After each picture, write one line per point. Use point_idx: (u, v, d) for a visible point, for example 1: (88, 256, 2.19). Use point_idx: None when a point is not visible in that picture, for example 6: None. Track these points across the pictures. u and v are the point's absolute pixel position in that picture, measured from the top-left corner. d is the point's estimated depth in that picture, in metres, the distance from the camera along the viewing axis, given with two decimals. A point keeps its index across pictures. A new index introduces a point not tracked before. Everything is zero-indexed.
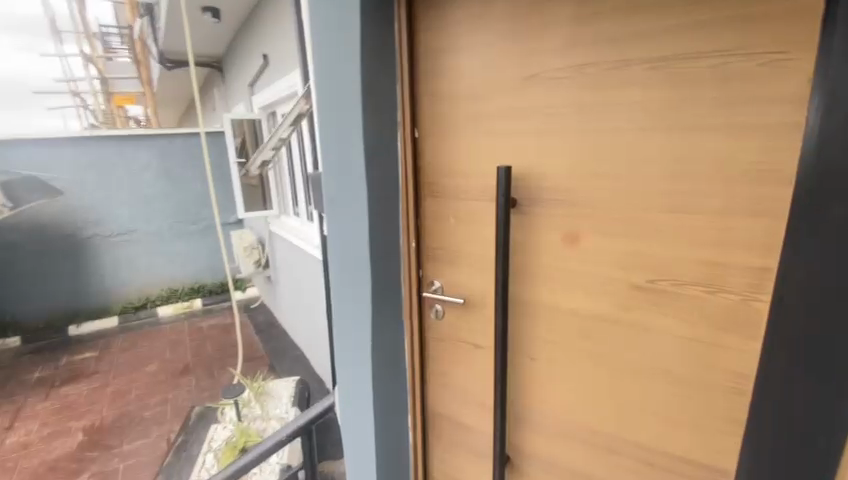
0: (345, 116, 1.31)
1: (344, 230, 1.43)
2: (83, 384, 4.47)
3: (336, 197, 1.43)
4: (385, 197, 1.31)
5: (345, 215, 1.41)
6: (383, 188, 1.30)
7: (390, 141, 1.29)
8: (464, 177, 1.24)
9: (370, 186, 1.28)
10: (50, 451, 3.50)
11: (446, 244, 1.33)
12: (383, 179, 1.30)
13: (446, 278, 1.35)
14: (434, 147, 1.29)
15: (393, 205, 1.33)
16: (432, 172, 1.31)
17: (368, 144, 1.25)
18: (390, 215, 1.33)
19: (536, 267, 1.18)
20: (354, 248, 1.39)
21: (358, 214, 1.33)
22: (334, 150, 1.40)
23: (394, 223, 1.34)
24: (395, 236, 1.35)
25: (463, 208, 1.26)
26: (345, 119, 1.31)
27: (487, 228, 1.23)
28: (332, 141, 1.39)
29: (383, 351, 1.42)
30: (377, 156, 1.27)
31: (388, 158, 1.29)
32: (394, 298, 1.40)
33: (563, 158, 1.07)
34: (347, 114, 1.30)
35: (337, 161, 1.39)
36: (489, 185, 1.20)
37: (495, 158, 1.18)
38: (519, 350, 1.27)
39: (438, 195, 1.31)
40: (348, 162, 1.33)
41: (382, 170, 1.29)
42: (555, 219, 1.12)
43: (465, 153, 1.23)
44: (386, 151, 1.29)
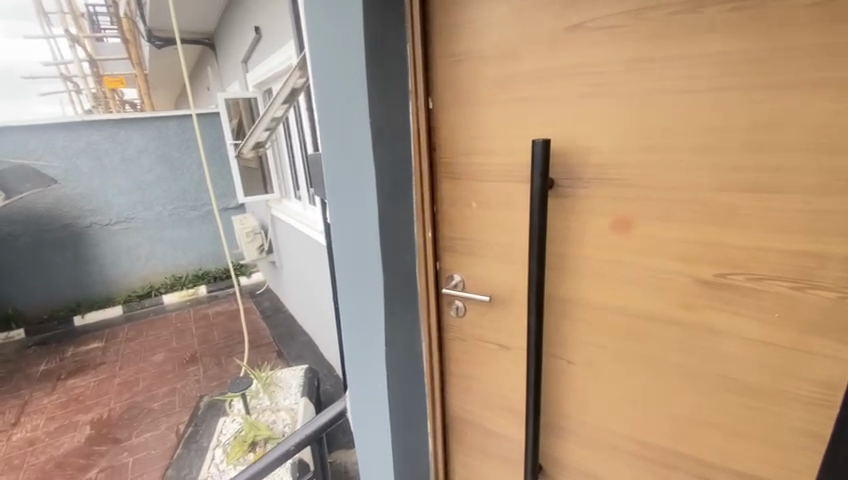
0: (346, 86, 1.10)
1: (349, 220, 1.24)
2: (90, 377, 4.43)
3: (340, 182, 1.24)
4: (396, 181, 1.12)
5: (349, 203, 1.22)
6: (395, 171, 1.12)
7: (401, 116, 1.11)
8: (487, 156, 1.06)
9: (379, 169, 1.07)
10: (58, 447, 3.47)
11: (466, 234, 1.15)
12: (394, 160, 1.11)
13: (467, 273, 1.18)
14: (451, 122, 1.10)
15: (407, 190, 1.16)
16: (448, 152, 1.13)
17: (375, 119, 1.05)
18: (403, 203, 1.16)
19: (575, 260, 1.01)
20: (362, 242, 1.20)
21: (365, 202, 1.13)
22: (335, 127, 1.20)
23: (407, 211, 1.18)
24: (408, 226, 1.19)
25: (486, 192, 1.08)
26: (345, 89, 1.10)
27: (517, 215, 1.04)
28: (333, 117, 1.20)
29: (399, 357, 1.26)
30: (385, 133, 1.07)
31: (399, 135, 1.11)
32: (410, 296, 1.24)
33: (610, 129, 0.89)
34: (348, 83, 1.09)
35: (339, 140, 1.20)
36: (520, 163, 1.01)
37: (523, 132, 0.99)
38: (554, 352, 1.11)
39: (456, 177, 1.13)
40: (352, 141, 1.13)
41: (392, 149, 1.10)
42: (600, 203, 0.94)
43: (488, 127, 1.04)
44: (396, 127, 1.10)
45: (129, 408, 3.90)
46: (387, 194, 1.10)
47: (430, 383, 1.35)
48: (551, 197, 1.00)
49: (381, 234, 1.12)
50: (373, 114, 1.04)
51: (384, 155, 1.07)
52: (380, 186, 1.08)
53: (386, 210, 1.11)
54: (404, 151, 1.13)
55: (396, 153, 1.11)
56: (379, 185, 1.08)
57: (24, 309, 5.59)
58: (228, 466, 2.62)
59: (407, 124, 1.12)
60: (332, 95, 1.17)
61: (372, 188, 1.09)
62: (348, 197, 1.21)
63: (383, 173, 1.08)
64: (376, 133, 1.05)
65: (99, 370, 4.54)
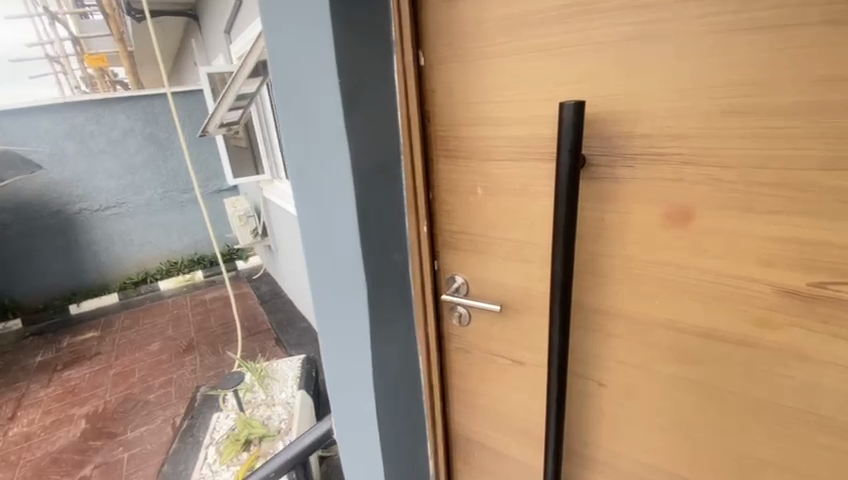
0: (298, 33, 0.76)
1: (315, 223, 0.93)
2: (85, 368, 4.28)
3: (298, 171, 0.90)
4: (380, 168, 0.85)
5: (314, 200, 0.90)
6: (379, 154, 0.84)
7: (382, 78, 0.82)
8: (495, 129, 0.81)
9: (357, 155, 0.79)
10: (51, 442, 3.33)
11: (470, 227, 0.92)
12: (377, 140, 0.83)
13: (473, 274, 0.96)
14: (448, 84, 0.84)
15: (394, 177, 0.89)
16: (445, 124, 0.87)
17: (348, 84, 0.75)
18: (390, 194, 0.89)
19: (613, 262, 0.78)
20: (337, 250, 0.91)
21: (339, 200, 0.84)
22: (285, 95, 0.85)
23: (396, 203, 0.92)
24: (397, 222, 0.93)
25: (495, 174, 0.84)
26: (298, 39, 0.77)
27: (537, 205, 0.81)
28: (280, 80, 0.85)
29: (390, 383, 1.03)
30: (361, 103, 0.78)
31: (381, 105, 0.83)
32: (401, 305, 1.00)
33: (665, 87, 0.65)
34: (301, 29, 0.75)
35: (292, 114, 0.86)
36: (540, 136, 0.76)
37: (543, 95, 0.74)
38: (581, 372, 0.90)
39: (456, 158, 0.88)
40: (312, 117, 0.81)
41: (374, 125, 0.82)
42: (651, 187, 0.71)
43: (496, 89, 0.79)
44: (377, 94, 0.81)
45: (125, 401, 3.76)
46: (369, 187, 0.83)
47: (428, 405, 1.13)
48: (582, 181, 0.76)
49: (364, 239, 0.85)
50: (343, 78, 0.74)
51: (363, 135, 0.79)
52: (360, 178, 0.80)
53: (370, 208, 0.84)
54: (389, 127, 0.86)
55: (378, 129, 0.83)
56: (358, 176, 0.80)
57: (18, 299, 5.40)
58: (221, 466, 2.48)
59: (390, 90, 0.84)
60: (278, 49, 0.82)
61: (348, 181, 0.81)
62: (312, 192, 0.90)
63: (363, 159, 0.80)
64: (349, 104, 0.76)
65: (95, 361, 4.39)
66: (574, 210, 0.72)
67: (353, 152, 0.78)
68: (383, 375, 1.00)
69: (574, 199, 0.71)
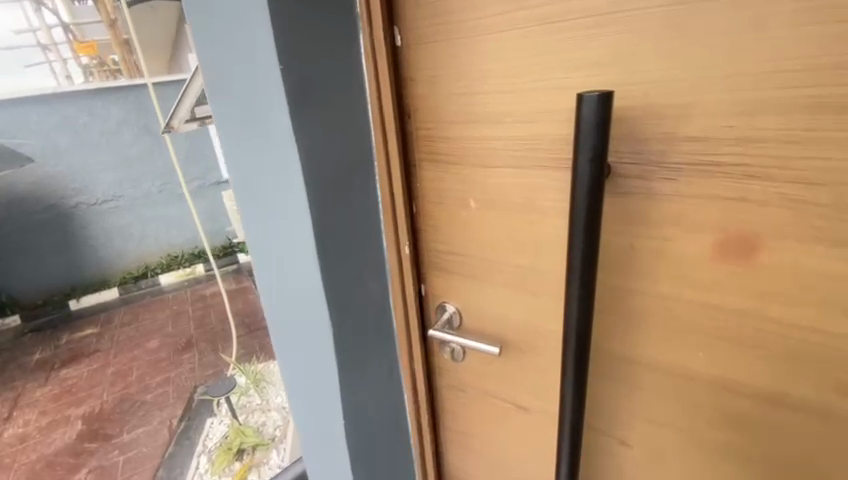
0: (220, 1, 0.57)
1: (268, 253, 0.73)
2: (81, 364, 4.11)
3: (241, 190, 0.70)
4: (344, 181, 0.67)
5: (263, 227, 0.70)
6: (343, 165, 0.66)
7: (345, 68, 0.63)
8: (491, 127, 0.63)
9: (311, 168, 0.61)
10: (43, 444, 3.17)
11: (463, 249, 0.74)
12: (341, 146, 0.65)
13: (467, 303, 0.78)
14: (432, 70, 0.65)
15: (365, 191, 0.72)
16: (428, 122, 0.68)
17: (293, 76, 0.56)
18: (360, 212, 0.72)
19: (645, 301, 0.60)
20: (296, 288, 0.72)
21: (292, 225, 0.66)
22: (218, 92, 0.64)
23: (368, 222, 0.74)
24: (371, 245, 0.76)
25: (493, 184, 0.66)
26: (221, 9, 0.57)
27: (546, 224, 0.63)
28: (210, 72, 0.64)
29: (368, 436, 0.86)
30: (315, 100, 0.60)
31: (344, 103, 0.64)
32: (380, 339, 0.82)
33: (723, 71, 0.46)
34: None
35: (229, 118, 0.65)
36: (549, 138, 0.58)
37: (553, 84, 0.56)
38: (598, 427, 0.73)
39: (442, 164, 0.70)
40: (253, 120, 0.62)
41: (335, 127, 0.64)
42: (701, 207, 0.52)
43: (491, 77, 0.60)
44: (339, 88, 0.63)
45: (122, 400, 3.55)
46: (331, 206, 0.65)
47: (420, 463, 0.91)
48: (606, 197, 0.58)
49: (326, 273, 0.68)
50: (286, 67, 0.55)
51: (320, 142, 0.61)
52: (317, 197, 0.63)
53: (332, 233, 0.67)
54: (357, 129, 0.67)
55: (341, 133, 0.65)
56: (314, 195, 0.62)
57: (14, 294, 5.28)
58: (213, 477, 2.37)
59: (357, 82, 0.66)
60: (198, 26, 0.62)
61: (301, 203, 0.62)
62: (260, 216, 0.70)
63: (320, 172, 0.62)
64: (297, 102, 0.57)
65: (92, 360, 4.10)
66: (596, 239, 0.54)
67: (305, 164, 0.60)
68: (358, 425, 0.82)
69: (595, 224, 0.53)
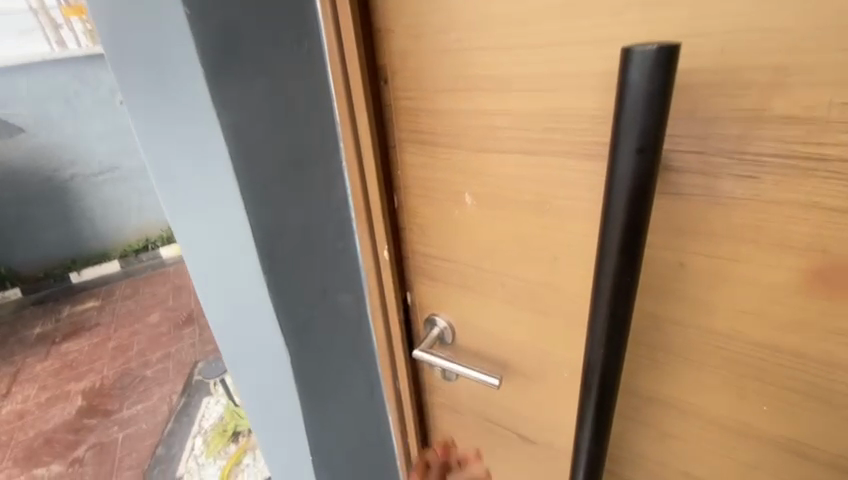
0: None
1: (208, 257, 0.60)
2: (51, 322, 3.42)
3: (166, 181, 0.56)
4: (295, 169, 0.54)
5: (197, 227, 0.58)
6: (291, 149, 0.52)
7: (289, 22, 0.48)
8: (493, 100, 0.46)
9: (244, 153, 0.48)
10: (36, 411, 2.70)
11: (457, 254, 0.59)
12: (288, 124, 0.51)
13: (462, 319, 0.63)
14: (415, 18, 0.47)
15: (326, 183, 0.57)
16: (410, 90, 0.51)
17: (209, 32, 0.42)
18: (319, 209, 0.58)
19: (695, 336, 0.45)
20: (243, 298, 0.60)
21: (229, 223, 0.53)
22: (124, 58, 0.51)
23: (332, 222, 0.60)
24: (338, 249, 0.61)
25: (495, 175, 0.50)
26: None
27: (565, 230, 0.48)
28: (117, 33, 0.49)
29: (339, 456, 0.76)
30: (244, 65, 0.46)
31: (289, 69, 0.50)
32: (354, 352, 0.69)
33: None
34: None
35: (143, 92, 0.51)
36: (573, 115, 0.42)
37: (583, 38, 0.39)
38: (617, 473, 0.59)
39: (430, 146, 0.53)
40: (168, 93, 0.48)
41: (279, 102, 0.50)
42: (792, 217, 0.36)
43: (495, 29, 0.43)
44: (281, 49, 0.48)
45: (122, 375, 2.90)
46: (276, 199, 0.52)
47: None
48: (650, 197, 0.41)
49: (275, 282, 0.55)
50: (196, 20, 0.41)
51: (257, 119, 0.48)
52: (254, 189, 0.50)
53: (279, 234, 0.54)
54: (312, 105, 0.53)
55: (287, 109, 0.51)
56: (250, 188, 0.50)
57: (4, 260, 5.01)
58: (208, 461, 2.29)
59: (307, 43, 0.50)
60: None
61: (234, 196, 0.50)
62: (191, 215, 0.57)
63: (256, 159, 0.49)
64: (217, 67, 0.44)
65: (93, 332, 3.28)
66: (639, 260, 0.38)
67: (234, 148, 0.47)
68: (327, 445, 0.72)
69: (639, 241, 0.37)
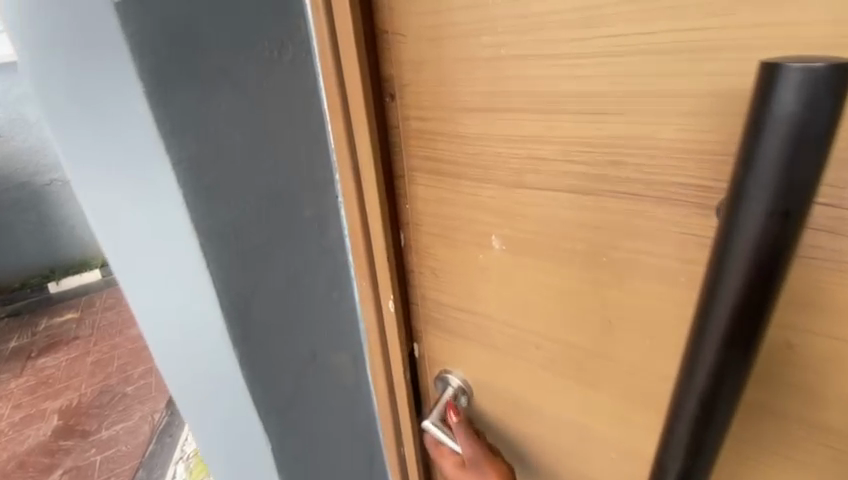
0: None
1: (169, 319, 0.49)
2: (26, 334, 3.20)
3: (107, 229, 0.45)
4: (274, 210, 0.43)
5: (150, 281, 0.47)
6: (270, 185, 0.42)
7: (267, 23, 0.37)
8: (536, 123, 0.36)
9: (206, 196, 0.38)
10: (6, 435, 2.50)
11: (477, 306, 0.48)
12: (265, 154, 0.41)
13: (482, 382, 0.52)
14: (432, 17, 0.36)
15: (315, 222, 0.46)
16: (425, 108, 0.40)
17: (156, 43, 0.32)
18: (306, 254, 0.47)
19: (796, 429, 0.35)
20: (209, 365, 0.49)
21: (188, 280, 0.42)
22: (46, 72, 0.38)
23: (321, 269, 0.49)
24: (329, 299, 0.51)
25: (533, 217, 0.39)
26: None
27: (624, 289, 0.37)
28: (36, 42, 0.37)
29: None
30: (204, 85, 0.35)
31: (266, 83, 0.39)
32: (350, 417, 0.58)
33: None
34: None
35: (76, 123, 0.40)
36: (649, 147, 0.32)
37: (670, 45, 0.28)
38: None
39: (448, 177, 0.43)
40: (109, 118, 0.37)
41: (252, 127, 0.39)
42: None
43: (541, 32, 0.32)
44: (255, 58, 0.37)
45: (101, 393, 2.70)
46: (250, 248, 0.42)
47: None
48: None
49: (247, 349, 0.45)
50: (139, 26, 0.31)
51: (223, 153, 0.38)
52: (220, 239, 0.40)
53: (251, 290, 0.44)
54: (297, 128, 0.42)
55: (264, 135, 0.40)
56: (213, 238, 0.39)
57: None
58: None
59: (291, 48, 0.39)
60: None
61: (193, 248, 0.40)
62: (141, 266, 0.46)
63: (219, 203, 0.39)
64: (167, 89, 0.34)
65: (71, 346, 3.07)
66: (753, 354, 0.27)
67: (191, 190, 0.37)
68: None
69: (758, 332, 0.26)
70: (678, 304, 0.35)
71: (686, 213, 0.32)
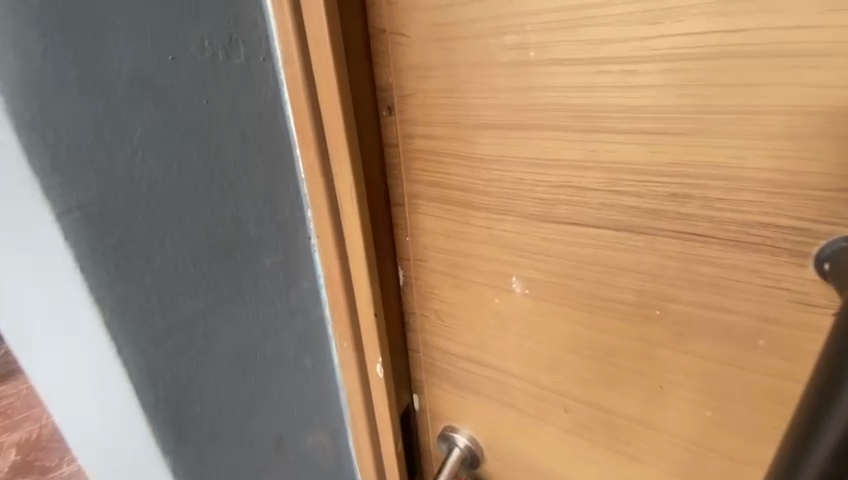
0: None
1: (83, 418, 0.38)
2: None
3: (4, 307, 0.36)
4: (214, 260, 0.36)
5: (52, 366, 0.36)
6: (208, 230, 0.35)
7: (207, 24, 0.32)
8: (573, 145, 0.28)
9: (108, 250, 0.30)
10: None
11: (491, 359, 0.40)
12: (200, 193, 0.34)
13: (496, 445, 0.44)
14: (442, 13, 0.29)
15: (275, 270, 0.40)
16: (430, 124, 0.33)
17: (40, 55, 0.25)
18: (260, 310, 0.40)
19: None
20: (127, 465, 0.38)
21: (90, 360, 0.33)
22: None
23: (285, 324, 0.42)
24: (296, 360, 0.43)
25: (567, 258, 0.32)
26: None
27: (681, 348, 0.30)
28: None
29: None
30: (109, 105, 0.28)
31: (204, 103, 0.33)
32: None
33: None
34: None
35: None
36: (724, 176, 0.25)
37: (762, 46, 0.22)
38: None
39: (457, 208, 0.35)
40: None
41: (180, 161, 0.32)
42: None
43: (585, 30, 0.25)
44: (186, 71, 0.31)
45: None
46: (178, 308, 0.34)
47: None
48: (828, 309, 0.25)
49: (175, 434, 0.36)
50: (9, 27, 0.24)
51: (137, 194, 0.31)
52: (132, 302, 0.32)
53: (179, 362, 0.35)
54: (249, 158, 0.36)
55: (197, 170, 0.33)
56: (122, 300, 0.31)
57: None
58: None
59: (243, 52, 0.33)
60: None
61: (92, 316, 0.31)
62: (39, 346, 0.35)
63: (132, 255, 0.31)
64: (49, 111, 0.26)
65: None
66: None
67: (87, 240, 0.29)
68: None
69: None
70: (751, 370, 0.29)
71: (769, 261, 0.26)
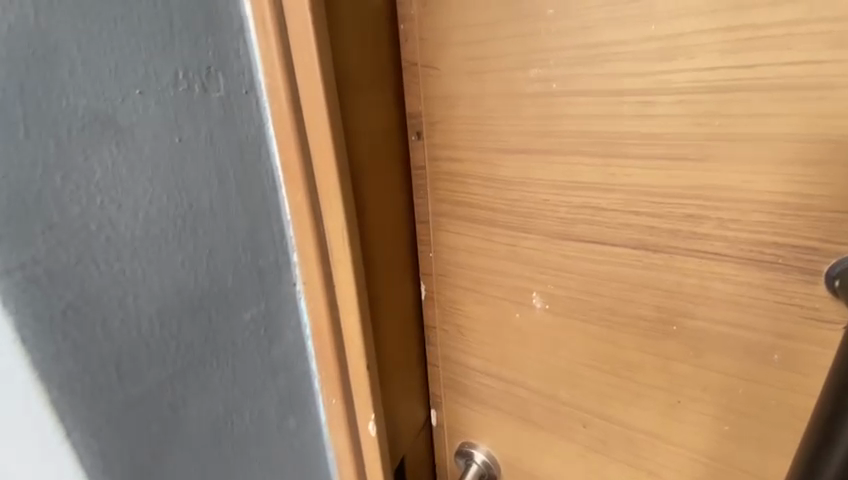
0: None
1: None
2: None
3: None
4: (184, 317, 0.32)
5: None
6: (177, 284, 0.31)
7: (178, 55, 0.28)
8: (593, 169, 0.30)
9: (54, 316, 0.27)
10: None
11: (510, 373, 0.41)
12: (169, 243, 0.30)
13: (515, 462, 0.44)
14: (472, 48, 0.32)
15: (255, 323, 0.35)
16: (456, 148, 0.36)
17: None
18: (236, 367, 0.35)
19: None
20: None
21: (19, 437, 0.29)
22: None
23: (265, 380, 0.37)
24: (279, 418, 0.39)
25: (586, 275, 0.33)
26: None
27: (699, 365, 0.31)
28: None
29: None
30: (63, 149, 0.26)
31: (175, 143, 0.29)
32: None
33: None
34: None
35: None
36: (736, 198, 0.27)
37: (770, 81, 0.24)
38: None
39: (481, 226, 0.37)
40: None
41: (147, 207, 0.29)
42: None
43: (605, 65, 0.28)
44: (155, 109, 0.28)
45: None
46: (140, 377, 0.31)
47: None
48: (841, 326, 0.26)
49: None
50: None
51: (95, 248, 0.28)
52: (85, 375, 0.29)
53: (138, 428, 0.32)
54: (228, 202, 0.32)
55: (167, 216, 0.30)
56: (71, 371, 0.28)
57: None
58: None
59: (223, 84, 0.30)
60: None
61: (33, 392, 0.28)
62: None
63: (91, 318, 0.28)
64: None
65: None
66: None
67: (33, 307, 0.26)
68: None
69: None
70: (767, 386, 0.30)
71: (782, 278, 0.27)
